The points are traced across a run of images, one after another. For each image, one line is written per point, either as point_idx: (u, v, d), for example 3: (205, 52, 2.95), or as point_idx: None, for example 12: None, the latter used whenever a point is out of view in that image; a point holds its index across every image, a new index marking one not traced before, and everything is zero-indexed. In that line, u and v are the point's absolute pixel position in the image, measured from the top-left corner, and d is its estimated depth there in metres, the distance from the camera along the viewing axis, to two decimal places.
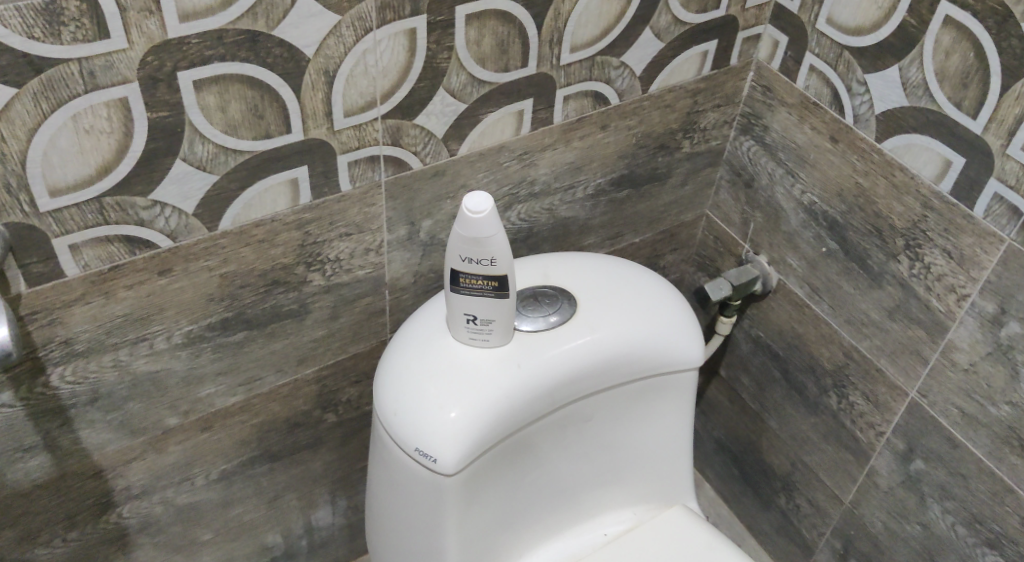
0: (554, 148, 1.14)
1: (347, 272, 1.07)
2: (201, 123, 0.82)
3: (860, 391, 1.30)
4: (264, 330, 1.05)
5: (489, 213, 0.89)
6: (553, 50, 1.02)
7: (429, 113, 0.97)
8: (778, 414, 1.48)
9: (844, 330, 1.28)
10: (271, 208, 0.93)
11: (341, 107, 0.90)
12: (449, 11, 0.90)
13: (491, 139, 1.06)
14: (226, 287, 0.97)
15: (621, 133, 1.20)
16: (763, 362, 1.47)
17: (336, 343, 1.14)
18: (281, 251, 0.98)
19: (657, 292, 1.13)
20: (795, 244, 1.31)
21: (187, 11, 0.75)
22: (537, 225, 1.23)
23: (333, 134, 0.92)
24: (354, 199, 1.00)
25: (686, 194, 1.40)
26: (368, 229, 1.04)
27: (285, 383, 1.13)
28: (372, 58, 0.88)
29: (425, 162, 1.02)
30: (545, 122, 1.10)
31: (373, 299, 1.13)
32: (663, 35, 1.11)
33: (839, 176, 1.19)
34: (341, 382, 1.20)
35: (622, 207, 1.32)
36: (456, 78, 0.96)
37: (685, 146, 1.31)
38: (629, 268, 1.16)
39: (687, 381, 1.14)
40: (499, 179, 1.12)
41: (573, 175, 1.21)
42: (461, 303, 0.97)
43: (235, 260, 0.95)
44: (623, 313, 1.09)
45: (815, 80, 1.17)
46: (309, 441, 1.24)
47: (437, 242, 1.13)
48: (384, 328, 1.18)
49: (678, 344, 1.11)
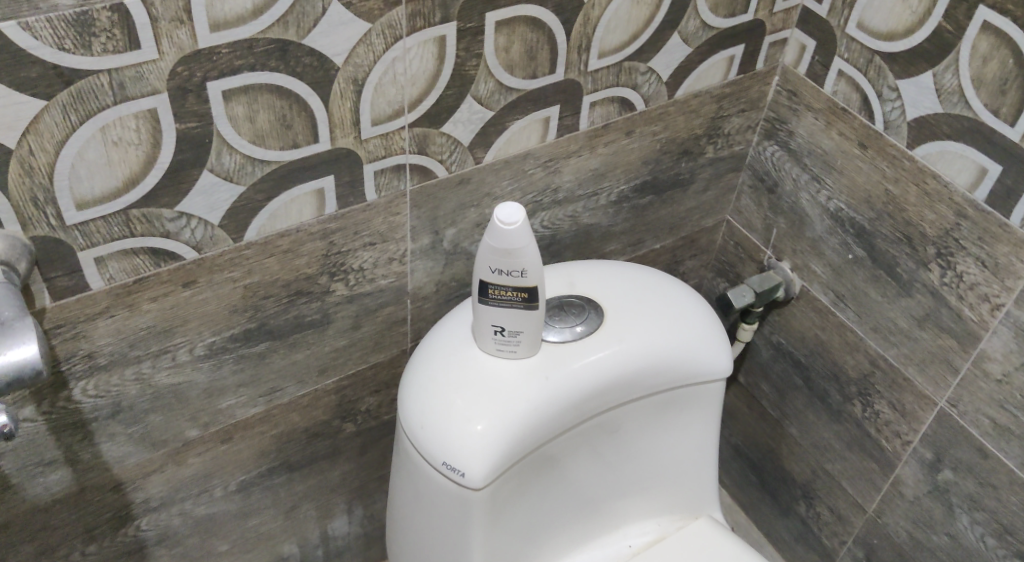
0: (579, 154, 1.12)
1: (370, 281, 1.05)
2: (230, 133, 0.80)
3: (886, 399, 1.28)
4: (286, 340, 1.03)
5: (521, 224, 0.88)
6: (581, 56, 1.00)
7: (456, 121, 0.96)
8: (799, 422, 1.46)
9: (870, 338, 1.27)
10: (296, 218, 0.92)
11: (369, 116, 0.89)
12: (479, 18, 0.88)
13: (517, 146, 1.05)
14: (249, 298, 0.95)
15: (646, 140, 1.18)
16: (785, 369, 1.45)
17: (357, 353, 1.12)
18: (305, 261, 0.96)
19: (684, 302, 1.12)
20: (819, 250, 1.30)
21: (218, 20, 0.73)
22: (559, 232, 1.21)
23: (360, 143, 0.90)
24: (379, 208, 0.98)
25: (707, 199, 1.38)
26: (392, 238, 1.03)
27: (306, 394, 1.11)
28: (401, 66, 0.87)
29: (450, 170, 1.01)
30: (571, 129, 1.08)
31: (395, 308, 1.11)
32: (691, 40, 1.10)
33: (868, 183, 1.18)
34: (361, 391, 1.18)
35: (644, 213, 1.31)
36: (484, 85, 0.95)
37: (709, 151, 1.29)
38: (655, 276, 1.15)
39: (715, 392, 1.13)
40: (523, 187, 1.10)
41: (597, 182, 1.19)
42: (489, 314, 0.95)
43: (259, 270, 0.93)
44: (650, 323, 1.07)
45: (843, 85, 1.15)
46: (328, 451, 1.22)
47: (460, 250, 1.11)
48: (405, 338, 1.16)
49: (706, 354, 1.09)
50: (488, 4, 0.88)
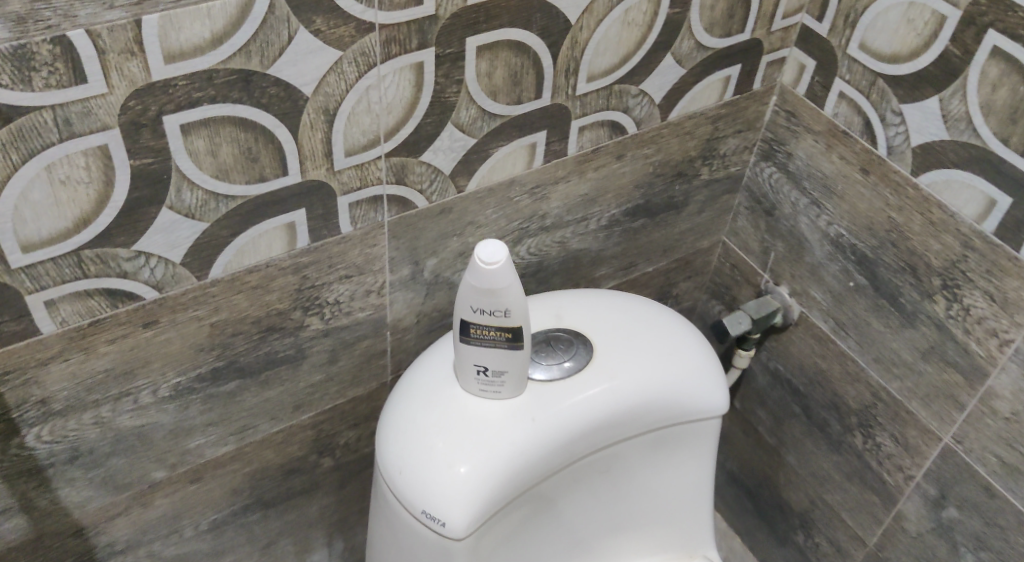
0: (568, 180, 1.07)
1: (346, 314, 1.00)
2: (190, 168, 0.76)
3: (888, 432, 1.23)
4: (257, 377, 0.97)
5: (504, 263, 0.82)
6: (569, 80, 0.95)
7: (436, 149, 0.91)
8: (798, 450, 1.41)
9: (871, 368, 1.21)
10: (265, 253, 0.87)
11: (342, 147, 0.84)
12: (459, 43, 0.83)
13: (501, 174, 0.99)
14: (217, 336, 0.89)
15: (638, 163, 1.13)
16: (782, 397, 1.40)
17: (334, 387, 1.07)
18: (275, 296, 0.91)
19: (678, 336, 1.07)
20: (819, 276, 1.24)
21: (174, 52, 0.68)
22: (547, 258, 1.16)
23: (333, 174, 0.86)
24: (355, 240, 0.93)
25: (703, 221, 1.33)
26: (369, 270, 0.97)
27: (279, 430, 1.06)
28: (376, 94, 0.82)
29: (431, 200, 0.96)
30: (559, 155, 1.03)
31: (374, 340, 1.06)
32: (685, 61, 1.04)
33: (870, 210, 1.13)
34: (338, 425, 1.13)
35: (637, 236, 1.25)
36: (466, 112, 0.90)
37: (704, 173, 1.24)
38: (647, 307, 1.10)
39: (710, 430, 1.08)
40: (508, 214, 1.05)
41: (587, 208, 1.13)
42: (472, 354, 0.90)
43: (227, 307, 0.88)
44: (643, 359, 1.02)
45: (844, 108, 1.11)
46: (305, 486, 1.17)
47: (441, 280, 1.06)
48: (385, 370, 1.11)
49: (701, 391, 1.04)
50: (469, 29, 0.83)
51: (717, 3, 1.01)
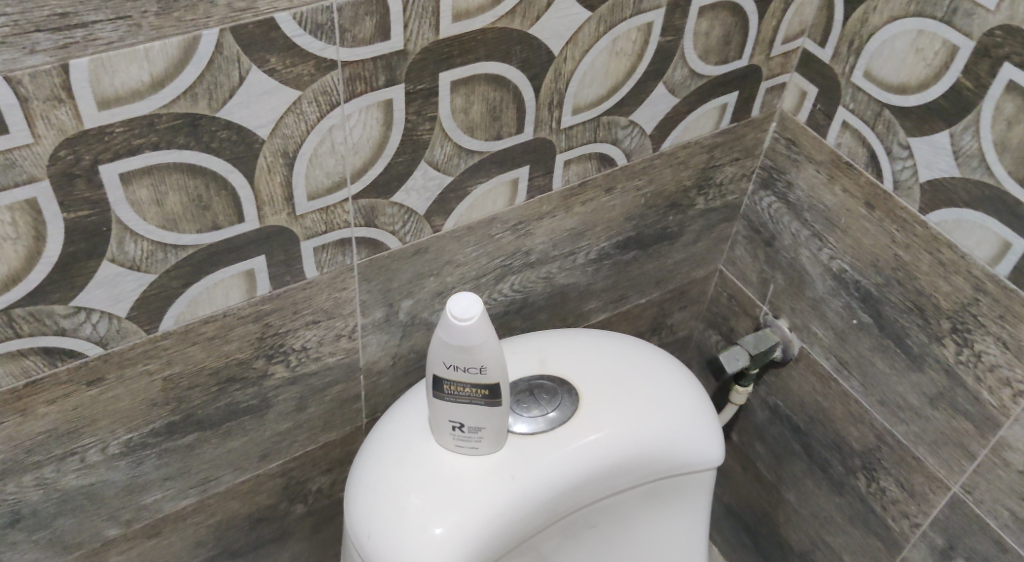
0: (554, 215, 1.00)
1: (315, 361, 0.93)
2: (133, 219, 0.70)
3: (893, 477, 1.16)
4: (219, 429, 0.91)
5: (479, 318, 0.76)
6: (553, 113, 0.89)
7: (408, 189, 0.85)
8: (797, 489, 1.34)
9: (875, 410, 1.15)
10: (222, 303, 0.80)
11: (304, 190, 0.78)
12: (431, 79, 0.77)
13: (481, 211, 0.93)
14: (171, 390, 0.83)
15: (628, 195, 1.06)
16: (782, 433, 1.33)
17: (305, 434, 1.00)
18: (235, 346, 0.85)
19: (671, 381, 1.00)
20: (820, 312, 1.18)
21: (108, 97, 0.62)
22: (532, 294, 1.08)
23: (295, 219, 0.79)
24: (321, 285, 0.86)
25: (698, 250, 1.25)
26: (339, 314, 0.91)
27: (245, 480, 0.99)
28: (340, 134, 0.76)
29: (404, 241, 0.89)
30: (543, 190, 0.96)
31: (346, 385, 0.99)
32: (679, 90, 0.98)
33: (875, 246, 1.06)
34: (310, 472, 1.06)
35: (628, 268, 1.17)
36: (440, 149, 0.84)
37: (699, 202, 1.17)
38: (638, 349, 1.03)
39: (704, 482, 1.01)
40: (489, 251, 0.98)
41: (574, 242, 1.06)
42: (446, 410, 0.84)
43: (181, 360, 0.82)
44: (632, 408, 0.96)
45: (848, 138, 1.04)
46: (276, 534, 1.10)
47: (418, 321, 0.99)
48: (359, 415, 1.04)
49: (694, 442, 0.98)
50: (442, 63, 0.77)
51: (712, 30, 0.94)
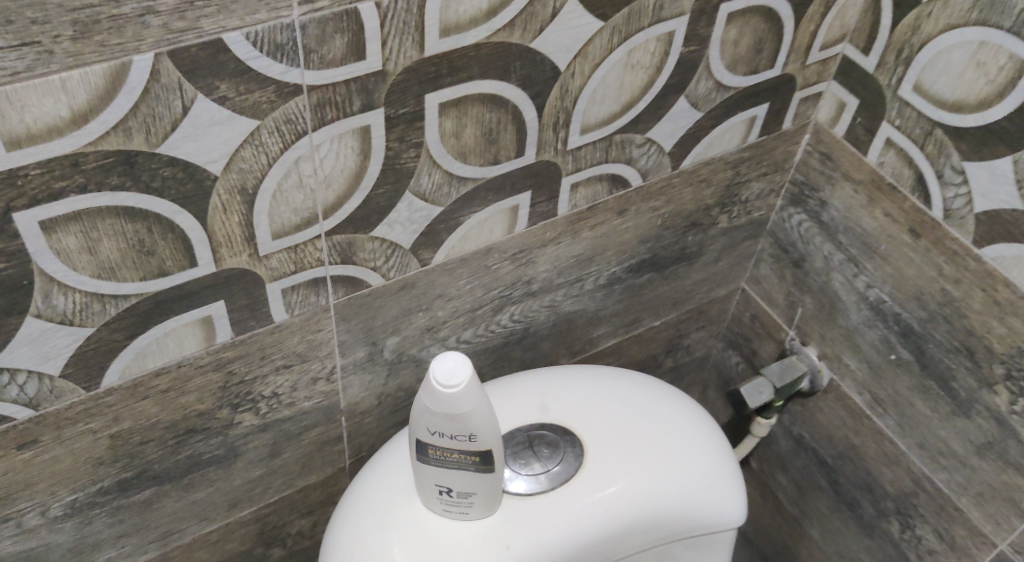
0: (559, 241, 0.89)
1: (288, 406, 0.83)
2: (61, 270, 0.60)
3: (931, 526, 1.05)
4: (179, 482, 0.82)
5: (468, 384, 0.66)
6: (558, 133, 0.78)
7: (391, 222, 0.74)
8: (822, 525, 1.24)
9: (913, 453, 1.04)
10: (175, 353, 0.70)
11: (267, 229, 0.67)
12: (416, 101, 0.66)
13: (476, 242, 0.82)
14: (119, 447, 0.74)
15: (644, 217, 0.95)
16: (807, 465, 1.23)
17: (280, 480, 0.91)
18: (194, 397, 0.75)
19: (688, 429, 0.89)
20: (854, 343, 1.07)
21: (18, 136, 0.52)
22: (534, 324, 0.98)
23: (259, 260, 0.69)
24: (293, 328, 0.76)
25: (719, 269, 1.14)
26: (314, 356, 0.80)
27: (213, 530, 0.90)
28: (309, 166, 0.66)
29: (388, 277, 0.78)
30: (548, 216, 0.85)
31: (326, 428, 0.89)
32: (702, 103, 0.87)
33: (919, 277, 0.95)
34: (289, 515, 0.97)
35: (641, 292, 1.06)
36: (428, 178, 0.73)
37: (722, 221, 1.05)
38: (653, 390, 0.92)
39: (723, 542, 0.91)
40: (486, 283, 0.87)
41: (582, 268, 0.95)
42: (431, 474, 0.74)
43: (130, 416, 0.72)
44: (644, 462, 0.86)
45: (892, 157, 0.93)
46: None
47: (406, 358, 0.89)
48: (342, 456, 0.94)
49: (712, 501, 0.87)
50: (429, 83, 0.66)
51: (742, 37, 0.83)
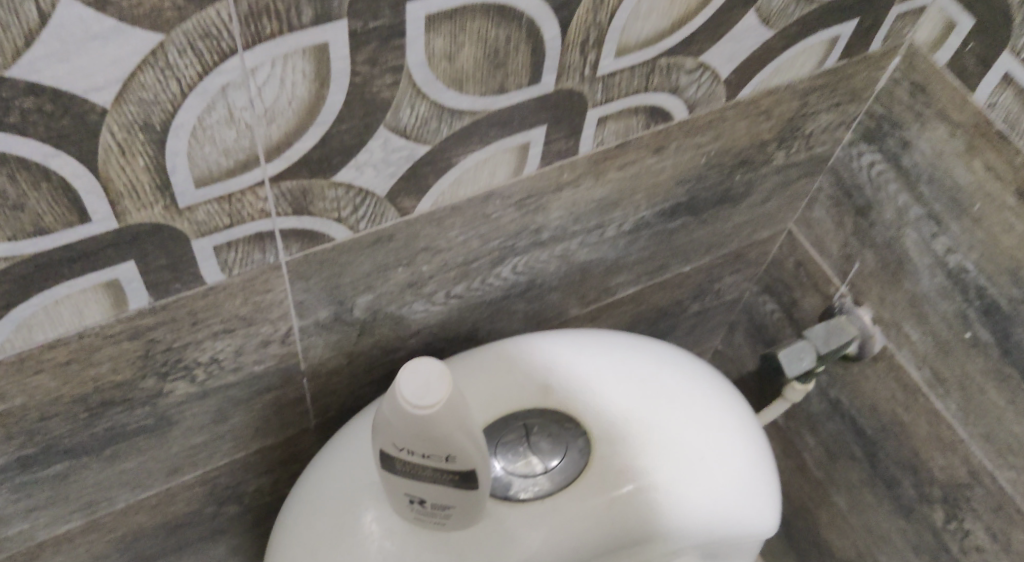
0: (577, 184, 0.72)
1: (233, 372, 0.68)
2: None
3: (983, 523, 0.91)
4: (101, 454, 0.68)
5: (452, 390, 0.54)
6: (586, 56, 0.59)
7: (360, 165, 0.57)
8: (851, 495, 1.10)
9: (975, 443, 0.89)
10: (74, 321, 0.56)
11: (187, 175, 0.51)
12: (391, 13, 0.49)
13: (472, 186, 0.65)
14: (13, 425, 0.61)
15: (685, 155, 0.76)
16: (840, 432, 1.08)
17: (228, 445, 0.77)
18: (107, 368, 0.61)
19: (719, 425, 0.73)
20: (919, 312, 0.89)
21: None
22: (542, 275, 0.81)
23: (178, 214, 0.53)
24: (233, 290, 0.60)
25: (766, 211, 0.95)
26: (263, 319, 0.64)
27: (150, 497, 0.77)
28: (243, 96, 0.48)
29: (357, 229, 0.62)
30: (565, 156, 0.67)
31: (283, 392, 0.74)
32: (775, 21, 0.67)
33: (1018, 247, 0.77)
34: (244, 476, 0.83)
35: (672, 237, 0.89)
36: (410, 111, 0.55)
37: (778, 158, 0.86)
38: (679, 370, 0.76)
39: (747, 554, 0.76)
40: (483, 233, 0.70)
41: (603, 214, 0.77)
42: (398, 484, 0.60)
43: (21, 392, 0.58)
44: (665, 462, 0.70)
45: (1007, 98, 0.72)
46: (205, 534, 0.88)
47: (383, 317, 0.72)
48: (306, 417, 0.80)
49: (743, 511, 0.72)
50: None
51: None
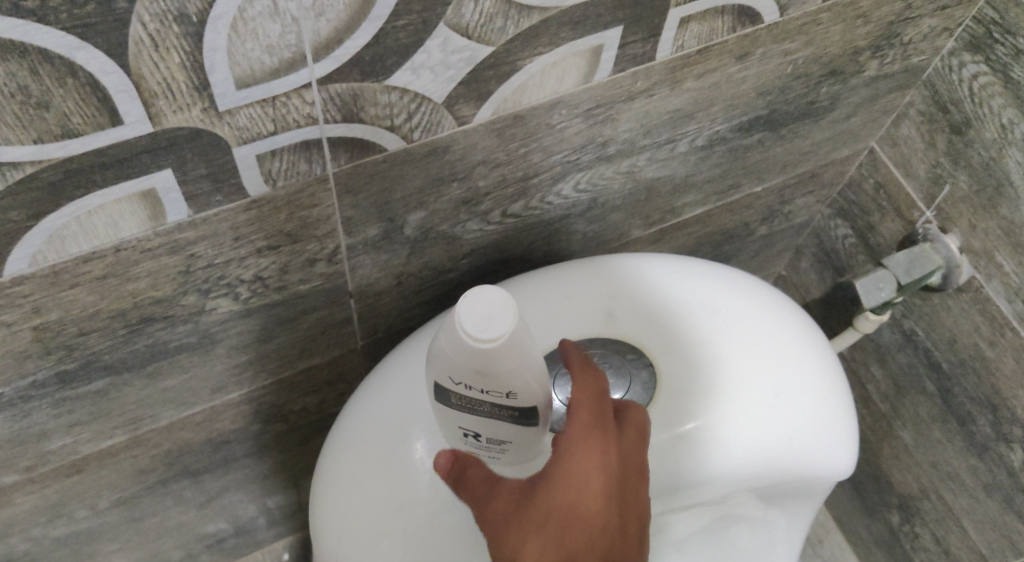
0: (651, 94, 0.65)
1: (279, 291, 0.64)
2: None
3: None
4: (142, 371, 0.65)
5: (516, 323, 0.49)
6: None
7: (415, 67, 0.51)
8: (918, 430, 1.03)
9: None
10: (109, 234, 0.52)
11: (227, 74, 0.46)
12: None
13: (537, 94, 0.59)
14: (49, 340, 0.57)
15: (770, 64, 0.69)
16: (913, 364, 1.00)
17: (274, 365, 0.73)
18: (145, 284, 0.57)
19: (795, 359, 0.68)
20: (1015, 239, 0.81)
21: None
22: (605, 193, 0.75)
23: (218, 117, 0.48)
24: (277, 204, 0.56)
25: (849, 128, 0.88)
26: (309, 236, 0.60)
27: (194, 414, 0.74)
28: None
29: (411, 139, 0.56)
30: (640, 61, 0.61)
31: (331, 312, 0.70)
32: None
33: None
34: (290, 394, 0.80)
35: (746, 154, 0.82)
36: (474, 6, 0.50)
37: (870, 68, 0.79)
38: (753, 299, 0.70)
39: (818, 498, 0.71)
40: (546, 146, 0.64)
41: (676, 127, 0.71)
42: (452, 417, 0.57)
43: (56, 306, 0.55)
44: (734, 399, 0.65)
45: None
46: (249, 451, 0.86)
47: (435, 236, 0.68)
48: (353, 338, 0.76)
49: (816, 452, 0.67)
50: None
51: None
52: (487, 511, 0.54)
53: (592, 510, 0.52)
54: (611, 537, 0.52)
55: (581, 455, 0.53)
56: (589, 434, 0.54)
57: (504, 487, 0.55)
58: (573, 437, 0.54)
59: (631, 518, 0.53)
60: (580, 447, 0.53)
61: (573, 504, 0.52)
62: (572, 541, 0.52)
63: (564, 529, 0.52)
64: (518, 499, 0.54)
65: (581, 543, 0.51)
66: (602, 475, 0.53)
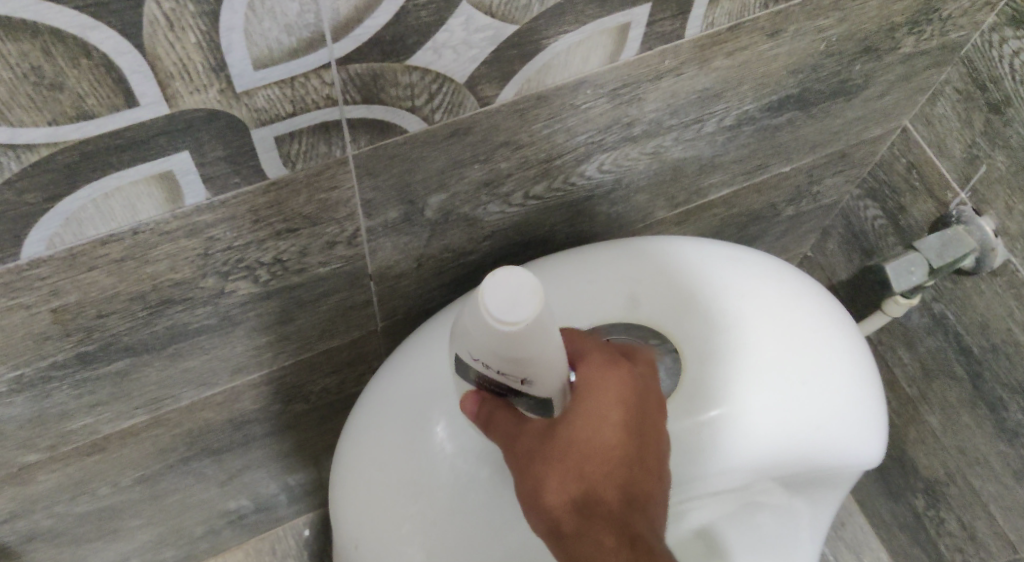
0: (679, 72, 0.63)
1: (299, 273, 0.63)
2: None
3: None
4: (162, 352, 0.65)
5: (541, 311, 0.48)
6: None
7: (437, 47, 0.50)
8: (946, 415, 1.01)
9: None
10: (127, 217, 0.51)
11: (245, 55, 0.45)
12: None
13: (561, 74, 0.57)
14: (69, 322, 0.57)
15: (803, 40, 0.67)
16: (943, 348, 0.98)
17: (293, 346, 0.73)
18: (163, 266, 0.56)
19: (824, 346, 0.66)
20: None
21: None
22: (630, 174, 0.73)
23: (236, 99, 0.47)
24: (297, 186, 0.55)
25: (882, 106, 0.86)
26: (329, 218, 0.59)
27: (214, 395, 0.74)
28: None
29: (433, 119, 0.55)
30: (668, 39, 0.59)
31: (351, 294, 0.69)
32: None
33: None
34: (310, 375, 0.79)
35: (775, 134, 0.80)
36: None
37: (906, 45, 0.76)
38: (781, 285, 0.68)
39: (844, 485, 0.70)
40: (571, 126, 0.63)
41: (704, 106, 0.69)
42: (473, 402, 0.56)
43: (74, 288, 0.54)
44: (759, 386, 0.64)
45: None
46: (269, 430, 0.86)
47: (456, 217, 0.66)
48: (373, 320, 0.75)
49: (843, 439, 0.66)
50: None
51: None
52: (513, 453, 0.54)
53: (614, 443, 0.52)
54: (630, 469, 0.52)
55: (601, 392, 0.53)
56: (606, 372, 0.54)
57: (529, 428, 0.54)
58: (590, 375, 0.54)
59: (651, 450, 0.53)
60: (599, 386, 0.53)
61: (594, 437, 0.52)
62: (593, 473, 0.52)
63: (589, 464, 0.52)
64: (540, 437, 0.53)
65: (600, 476, 0.52)
66: (620, 408, 0.53)
